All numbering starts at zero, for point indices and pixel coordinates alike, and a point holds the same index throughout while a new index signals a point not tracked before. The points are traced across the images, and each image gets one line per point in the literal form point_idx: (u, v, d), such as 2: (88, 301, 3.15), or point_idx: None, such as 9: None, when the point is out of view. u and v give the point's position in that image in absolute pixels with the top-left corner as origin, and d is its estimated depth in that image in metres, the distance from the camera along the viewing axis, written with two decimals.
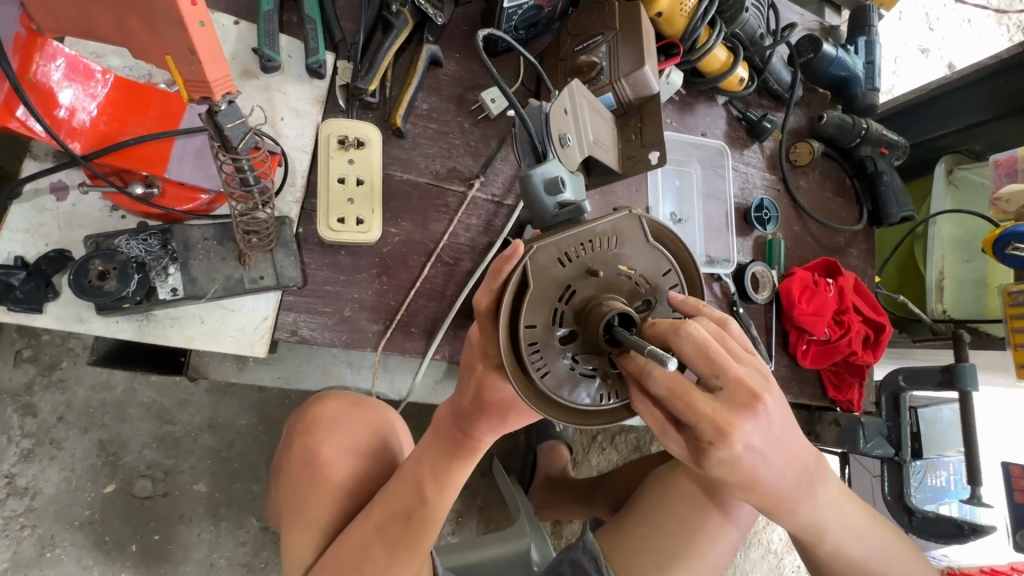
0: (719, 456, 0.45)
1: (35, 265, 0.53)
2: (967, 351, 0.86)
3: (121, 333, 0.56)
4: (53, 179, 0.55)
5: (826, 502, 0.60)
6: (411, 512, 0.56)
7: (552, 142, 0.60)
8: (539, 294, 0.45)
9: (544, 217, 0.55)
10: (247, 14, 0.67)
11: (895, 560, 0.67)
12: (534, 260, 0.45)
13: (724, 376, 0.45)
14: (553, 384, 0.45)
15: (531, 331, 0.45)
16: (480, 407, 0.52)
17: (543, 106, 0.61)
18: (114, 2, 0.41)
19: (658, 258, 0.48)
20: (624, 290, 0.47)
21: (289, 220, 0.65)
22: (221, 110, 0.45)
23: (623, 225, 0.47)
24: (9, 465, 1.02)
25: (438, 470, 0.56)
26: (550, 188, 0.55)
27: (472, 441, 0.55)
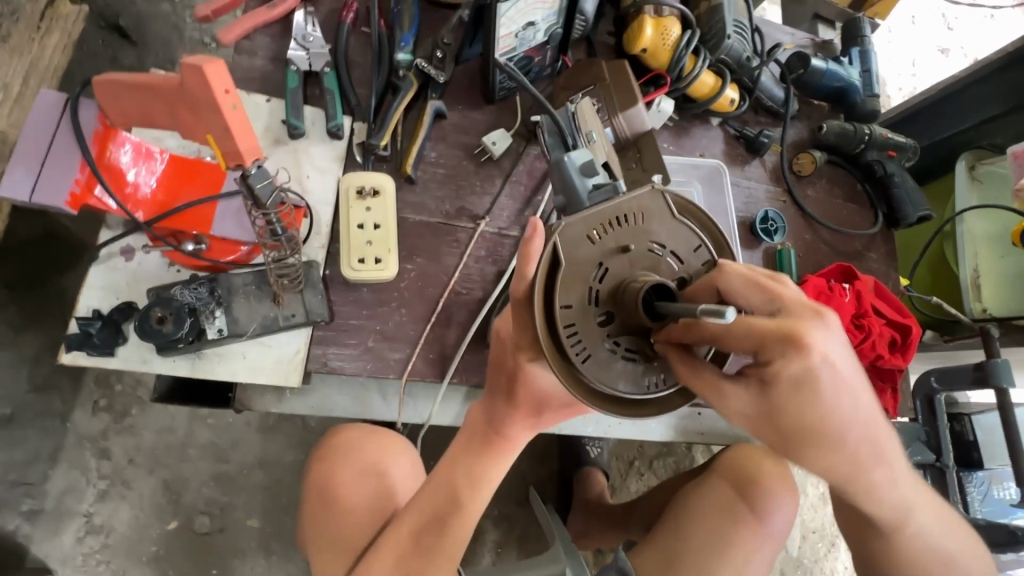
0: (795, 368, 0.46)
1: (109, 316, 0.63)
2: (998, 347, 0.83)
3: (177, 370, 0.65)
4: (123, 244, 0.66)
5: (914, 483, 0.60)
6: (447, 514, 0.60)
7: (580, 136, 0.69)
8: (570, 275, 0.45)
9: (579, 203, 0.53)
10: (277, 91, 0.78)
11: (958, 543, 0.66)
12: (562, 238, 0.45)
13: (778, 299, 0.48)
14: (595, 368, 0.45)
15: (566, 314, 0.45)
16: (512, 402, 0.57)
17: (569, 107, 0.71)
18: (169, 98, 0.52)
19: (687, 234, 0.48)
20: (657, 266, 0.47)
21: (316, 264, 0.73)
22: (252, 173, 0.53)
23: (647, 201, 0.47)
24: (87, 505, 1.13)
25: (470, 470, 0.61)
26: (584, 171, 0.54)
27: (503, 437, 0.61)
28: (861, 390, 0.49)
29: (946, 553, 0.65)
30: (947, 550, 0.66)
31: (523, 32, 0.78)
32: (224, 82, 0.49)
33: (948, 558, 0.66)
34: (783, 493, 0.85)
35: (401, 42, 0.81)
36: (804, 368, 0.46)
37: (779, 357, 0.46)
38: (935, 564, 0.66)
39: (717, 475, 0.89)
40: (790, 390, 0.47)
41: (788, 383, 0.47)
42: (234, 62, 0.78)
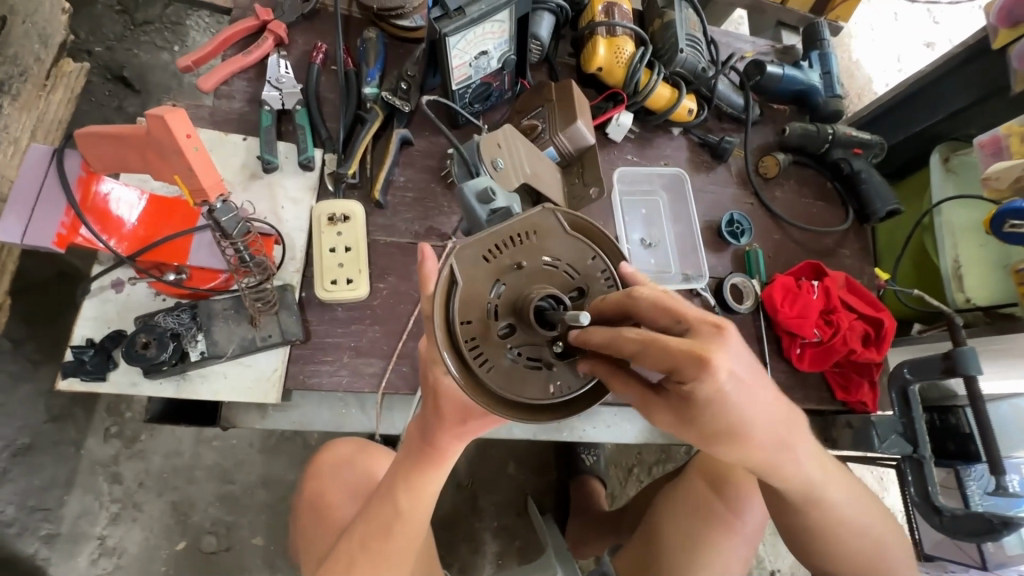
0: (704, 387, 0.44)
1: (101, 343, 0.69)
2: (964, 335, 0.84)
3: (164, 391, 0.70)
4: (112, 277, 0.72)
5: (814, 462, 0.62)
6: (390, 525, 0.66)
7: (484, 165, 0.75)
8: (470, 293, 0.50)
9: (479, 223, 0.65)
10: (253, 131, 0.85)
11: (874, 516, 0.70)
12: (459, 258, 0.50)
13: (685, 319, 0.46)
14: (498, 376, 0.51)
15: (467, 327, 0.50)
16: (440, 415, 0.59)
17: (475, 139, 0.76)
18: (140, 144, 0.57)
19: (580, 247, 0.53)
20: (553, 278, 0.52)
21: (291, 287, 0.78)
22: (217, 208, 0.59)
23: (539, 220, 0.52)
24: (101, 528, 1.19)
25: (410, 484, 0.66)
26: (482, 198, 0.65)
27: (436, 449, 0.63)
28: (765, 394, 0.48)
29: (859, 518, 0.69)
30: (867, 525, 0.70)
31: (477, 61, 0.83)
32: (187, 128, 0.56)
33: (864, 519, 0.69)
34: (756, 492, 0.86)
35: (367, 77, 0.87)
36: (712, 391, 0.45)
37: (690, 379, 0.44)
38: (853, 530, 0.69)
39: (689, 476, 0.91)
40: (700, 407, 0.47)
41: (699, 401, 0.46)
42: (214, 107, 0.85)
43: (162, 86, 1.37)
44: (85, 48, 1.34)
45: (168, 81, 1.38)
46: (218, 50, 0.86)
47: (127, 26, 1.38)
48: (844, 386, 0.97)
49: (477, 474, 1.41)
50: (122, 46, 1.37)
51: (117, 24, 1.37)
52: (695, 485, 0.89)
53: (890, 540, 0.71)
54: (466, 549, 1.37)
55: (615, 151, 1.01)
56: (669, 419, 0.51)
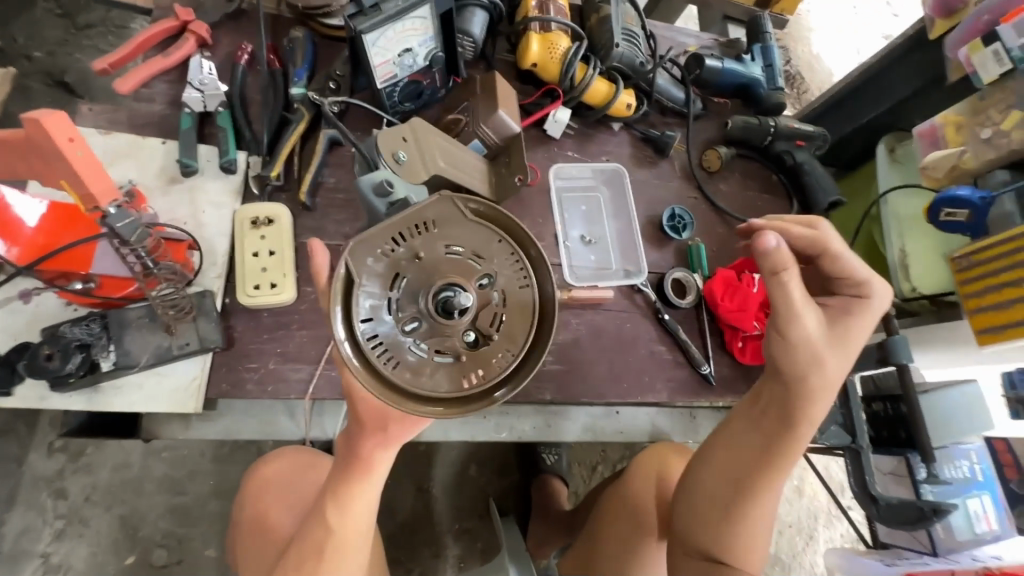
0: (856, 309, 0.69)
1: (5, 357, 0.66)
2: (897, 323, 0.84)
3: (74, 405, 0.68)
4: (19, 288, 0.69)
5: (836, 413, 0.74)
6: (323, 545, 0.61)
7: (382, 158, 0.70)
8: (369, 290, 0.49)
9: (378, 217, 0.60)
10: (176, 135, 0.83)
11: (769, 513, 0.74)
12: (355, 256, 0.49)
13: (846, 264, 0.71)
14: (406, 374, 0.48)
15: (368, 327, 0.48)
16: (359, 422, 0.57)
17: (374, 133, 0.73)
18: (22, 151, 0.55)
19: (484, 233, 0.51)
20: (456, 267, 0.50)
21: (212, 292, 0.76)
22: (110, 213, 0.57)
23: (435, 208, 0.50)
24: (44, 545, 1.16)
25: (338, 499, 0.61)
26: (378, 191, 0.59)
27: (360, 459, 0.59)
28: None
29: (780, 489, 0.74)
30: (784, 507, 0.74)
31: (402, 59, 0.82)
32: (68, 130, 0.54)
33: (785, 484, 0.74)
34: None
35: (294, 78, 0.85)
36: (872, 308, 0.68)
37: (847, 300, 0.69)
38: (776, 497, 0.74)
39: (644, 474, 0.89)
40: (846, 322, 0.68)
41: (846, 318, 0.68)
42: (134, 110, 0.83)
43: (106, 90, 1.34)
44: (23, 53, 1.31)
45: (111, 85, 1.35)
46: (136, 52, 0.84)
47: (68, 30, 1.35)
48: None
49: (438, 476, 1.40)
50: (63, 50, 1.34)
51: (57, 28, 1.34)
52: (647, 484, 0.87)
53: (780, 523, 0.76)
54: (427, 553, 1.35)
55: (555, 148, 1.00)
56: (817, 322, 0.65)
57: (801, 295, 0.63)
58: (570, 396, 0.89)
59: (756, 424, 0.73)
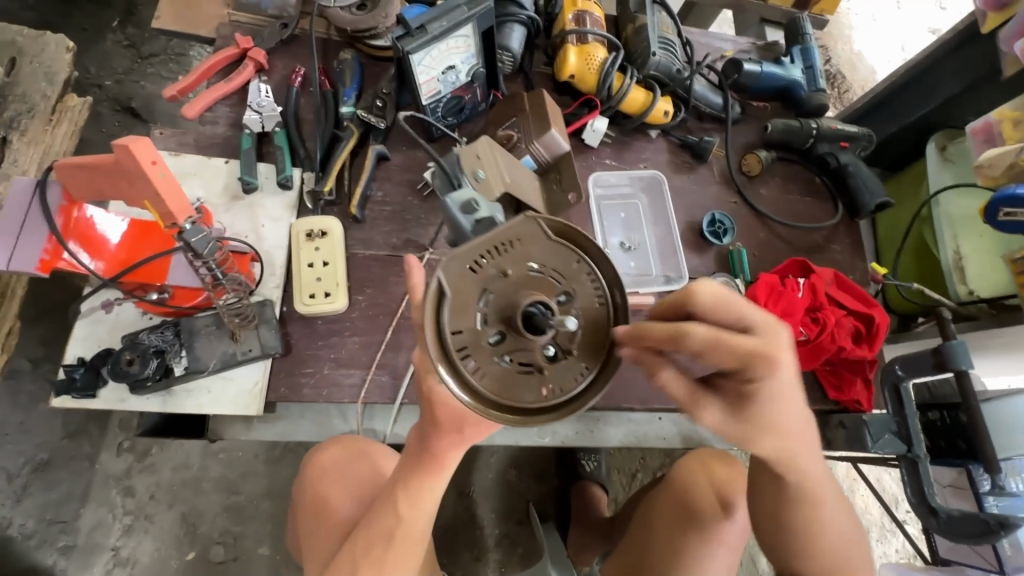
0: (760, 385, 0.55)
1: (91, 362, 0.72)
2: (954, 328, 0.81)
3: (150, 406, 0.73)
4: (102, 298, 0.76)
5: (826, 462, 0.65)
6: (392, 534, 0.65)
7: (465, 176, 0.74)
8: (457, 303, 0.50)
9: (464, 234, 0.62)
10: (237, 155, 0.89)
11: (853, 552, 0.69)
12: (445, 272, 0.51)
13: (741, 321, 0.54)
14: (491, 384, 0.50)
15: (457, 338, 0.50)
16: (436, 423, 0.59)
17: (454, 151, 0.76)
18: (112, 174, 0.61)
19: (565, 253, 0.53)
20: (539, 284, 0.52)
21: (271, 301, 0.80)
22: (187, 229, 0.62)
23: (521, 227, 0.53)
24: (115, 539, 1.24)
25: (408, 492, 0.64)
26: (466, 209, 0.62)
27: (434, 456, 0.62)
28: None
29: (834, 537, 0.67)
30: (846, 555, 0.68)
31: (445, 76, 0.85)
32: (152, 154, 0.59)
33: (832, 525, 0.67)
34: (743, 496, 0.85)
35: (344, 97, 0.90)
36: (779, 381, 0.55)
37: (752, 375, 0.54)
38: (822, 549, 0.67)
39: (694, 469, 0.89)
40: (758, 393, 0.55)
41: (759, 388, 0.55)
42: (199, 132, 0.89)
43: (168, 114, 1.44)
44: (95, 82, 1.42)
45: (172, 109, 1.45)
46: (202, 78, 0.91)
47: (134, 59, 1.45)
48: (836, 386, 0.96)
49: (478, 481, 1.42)
50: (129, 78, 1.44)
51: (124, 58, 1.45)
52: (700, 478, 0.87)
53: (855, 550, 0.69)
54: (468, 556, 1.37)
55: (593, 156, 1.02)
56: (720, 409, 0.57)
57: (685, 390, 0.56)
58: (611, 402, 0.89)
59: (766, 483, 0.68)
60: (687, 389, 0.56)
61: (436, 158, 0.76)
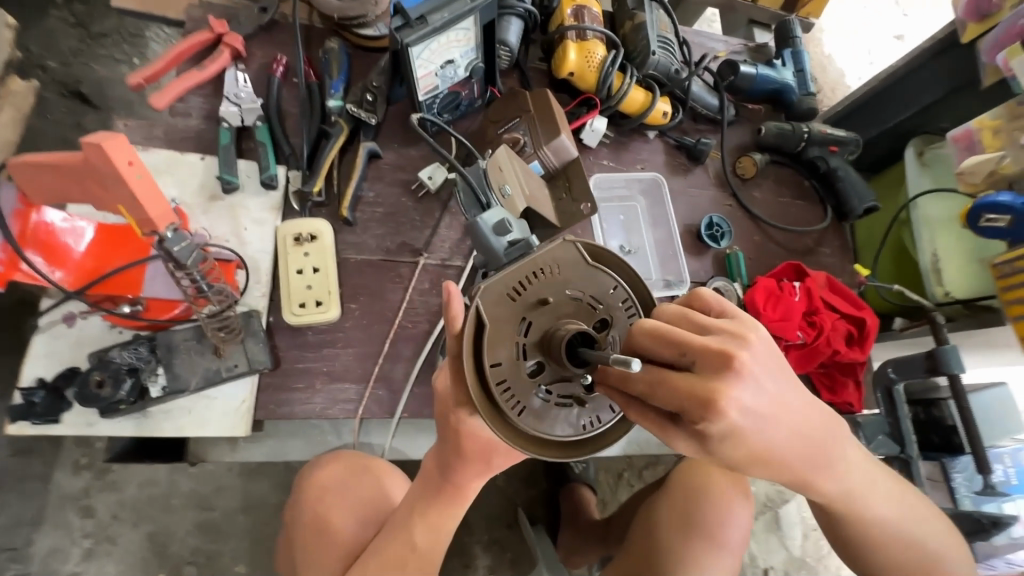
0: (719, 430, 0.45)
1: (53, 383, 0.65)
2: (946, 333, 0.84)
3: (123, 430, 0.67)
4: (63, 311, 0.68)
5: (860, 474, 0.60)
6: (406, 560, 0.63)
7: (492, 193, 0.74)
8: (496, 334, 0.49)
9: (496, 256, 0.62)
10: (213, 150, 0.81)
11: (921, 520, 0.66)
12: (485, 301, 0.49)
13: (688, 351, 0.46)
14: (531, 419, 0.49)
15: (497, 370, 0.48)
16: (462, 454, 0.59)
17: (481, 164, 0.76)
18: (79, 174, 0.54)
19: (602, 278, 0.52)
20: (576, 312, 0.51)
21: (257, 312, 0.74)
22: (168, 237, 0.56)
23: (559, 252, 0.51)
24: (74, 565, 1.14)
25: (427, 518, 0.64)
26: (498, 230, 0.62)
27: (456, 486, 0.62)
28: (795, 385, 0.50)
29: (909, 529, 0.66)
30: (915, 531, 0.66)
31: (444, 70, 0.80)
32: (128, 154, 0.52)
33: (906, 515, 0.66)
34: (742, 506, 0.85)
35: (331, 89, 0.84)
36: (730, 425, 0.45)
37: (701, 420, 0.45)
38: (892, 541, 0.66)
39: (700, 469, 0.88)
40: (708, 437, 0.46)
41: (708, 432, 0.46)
42: (170, 125, 0.81)
43: (123, 100, 1.32)
44: (39, 63, 1.28)
45: (128, 95, 1.33)
46: (171, 65, 0.83)
47: (83, 39, 1.32)
48: (829, 387, 0.97)
49: None
50: (78, 60, 1.31)
51: (71, 37, 1.32)
52: (714, 479, 0.85)
53: (933, 533, 0.68)
54: (456, 564, 1.34)
55: (590, 157, 0.99)
56: (690, 450, 0.49)
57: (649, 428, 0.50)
58: None
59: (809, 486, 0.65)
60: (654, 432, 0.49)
61: (459, 169, 0.75)
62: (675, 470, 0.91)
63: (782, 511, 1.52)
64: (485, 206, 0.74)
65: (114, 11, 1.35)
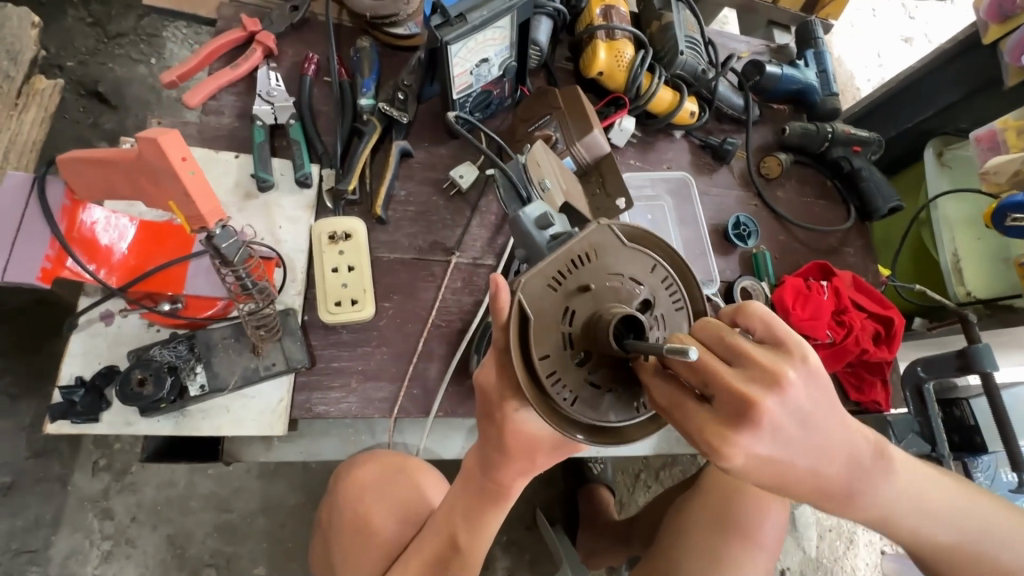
0: (725, 467, 0.46)
1: (92, 381, 0.64)
2: (979, 332, 0.84)
3: (162, 430, 0.66)
4: (101, 310, 0.68)
5: (904, 499, 0.56)
6: (448, 560, 0.62)
7: (532, 187, 0.74)
8: (541, 325, 0.46)
9: (539, 251, 0.59)
10: (246, 148, 0.81)
11: (988, 530, 0.62)
12: (525, 293, 0.46)
13: (712, 385, 0.45)
14: (583, 407, 0.47)
15: (545, 362, 0.46)
16: (506, 452, 0.54)
17: (518, 160, 0.77)
18: (133, 171, 0.56)
19: (642, 258, 0.50)
20: (620, 295, 0.48)
21: (293, 311, 0.74)
22: (217, 234, 0.55)
23: (596, 236, 0.49)
24: (92, 567, 1.13)
25: (467, 518, 0.60)
26: (541, 224, 0.60)
27: (498, 487, 0.58)
28: (827, 425, 0.48)
29: (971, 531, 0.61)
30: (977, 541, 0.61)
31: (478, 69, 0.80)
32: (182, 150, 0.54)
33: (968, 515, 0.61)
34: (776, 504, 0.84)
35: (363, 88, 0.83)
36: (735, 465, 0.46)
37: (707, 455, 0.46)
38: (948, 547, 0.61)
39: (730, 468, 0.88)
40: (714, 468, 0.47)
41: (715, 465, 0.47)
42: (203, 123, 0.81)
43: (140, 99, 1.31)
44: (56, 63, 1.28)
45: (145, 94, 1.32)
46: (204, 64, 0.82)
47: (100, 38, 1.32)
48: (857, 387, 0.97)
49: None
50: (95, 60, 1.30)
51: (89, 37, 1.31)
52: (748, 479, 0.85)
53: (1003, 536, 0.62)
54: None
55: (617, 156, 0.99)
56: None
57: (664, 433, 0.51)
58: None
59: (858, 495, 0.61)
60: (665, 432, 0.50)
61: (499, 165, 0.75)
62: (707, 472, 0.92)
63: (798, 512, 1.52)
64: (525, 200, 0.74)
65: (132, 11, 1.34)
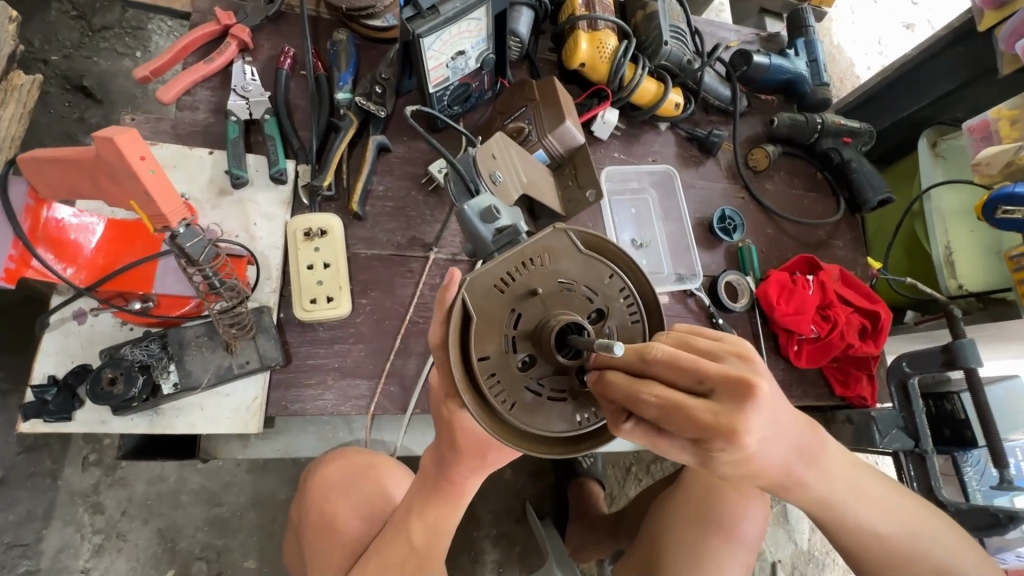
0: (731, 458, 0.43)
1: (64, 380, 0.64)
2: (963, 326, 0.84)
3: (136, 427, 0.66)
4: (74, 308, 0.68)
5: (840, 476, 0.56)
6: (408, 562, 0.61)
7: (482, 180, 0.74)
8: (484, 325, 0.46)
9: (485, 245, 0.61)
10: (221, 145, 0.80)
11: (925, 530, 0.61)
12: (471, 291, 0.46)
13: (706, 379, 0.43)
14: (523, 414, 0.46)
15: (485, 364, 0.46)
16: (457, 449, 0.55)
17: (470, 152, 0.76)
18: (94, 169, 0.56)
19: (597, 267, 0.49)
20: (572, 302, 0.48)
21: (269, 308, 0.74)
22: (181, 233, 0.55)
23: (551, 241, 0.48)
24: (84, 561, 1.14)
25: (427, 516, 0.61)
26: (486, 217, 0.60)
27: (451, 483, 0.60)
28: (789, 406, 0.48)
29: (907, 524, 0.61)
30: (918, 542, 0.61)
31: (454, 62, 0.79)
32: (140, 149, 0.53)
33: (897, 504, 0.61)
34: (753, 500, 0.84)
35: (340, 82, 0.82)
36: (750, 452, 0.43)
37: (718, 449, 0.43)
38: (868, 536, 0.60)
39: None
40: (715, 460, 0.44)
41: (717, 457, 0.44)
42: (177, 119, 0.80)
43: (125, 94, 1.31)
44: (39, 57, 1.26)
45: (131, 88, 1.31)
46: (177, 58, 0.81)
47: (84, 32, 1.30)
48: (843, 381, 0.96)
49: None
50: (80, 53, 1.29)
51: (73, 30, 1.29)
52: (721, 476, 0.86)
53: (935, 538, 0.62)
54: (465, 558, 1.34)
55: (601, 149, 0.98)
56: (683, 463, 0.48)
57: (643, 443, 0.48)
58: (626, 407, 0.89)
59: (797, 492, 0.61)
60: (646, 444, 0.47)
61: (447, 157, 0.73)
62: (693, 467, 0.92)
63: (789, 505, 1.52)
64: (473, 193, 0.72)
65: (116, 2, 1.33)
